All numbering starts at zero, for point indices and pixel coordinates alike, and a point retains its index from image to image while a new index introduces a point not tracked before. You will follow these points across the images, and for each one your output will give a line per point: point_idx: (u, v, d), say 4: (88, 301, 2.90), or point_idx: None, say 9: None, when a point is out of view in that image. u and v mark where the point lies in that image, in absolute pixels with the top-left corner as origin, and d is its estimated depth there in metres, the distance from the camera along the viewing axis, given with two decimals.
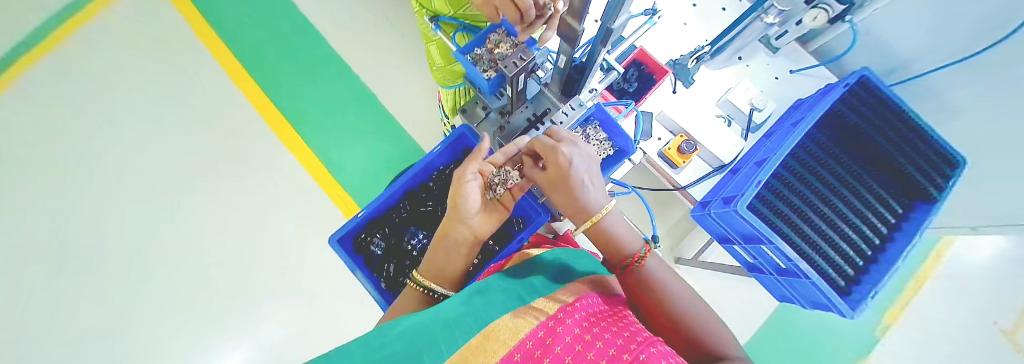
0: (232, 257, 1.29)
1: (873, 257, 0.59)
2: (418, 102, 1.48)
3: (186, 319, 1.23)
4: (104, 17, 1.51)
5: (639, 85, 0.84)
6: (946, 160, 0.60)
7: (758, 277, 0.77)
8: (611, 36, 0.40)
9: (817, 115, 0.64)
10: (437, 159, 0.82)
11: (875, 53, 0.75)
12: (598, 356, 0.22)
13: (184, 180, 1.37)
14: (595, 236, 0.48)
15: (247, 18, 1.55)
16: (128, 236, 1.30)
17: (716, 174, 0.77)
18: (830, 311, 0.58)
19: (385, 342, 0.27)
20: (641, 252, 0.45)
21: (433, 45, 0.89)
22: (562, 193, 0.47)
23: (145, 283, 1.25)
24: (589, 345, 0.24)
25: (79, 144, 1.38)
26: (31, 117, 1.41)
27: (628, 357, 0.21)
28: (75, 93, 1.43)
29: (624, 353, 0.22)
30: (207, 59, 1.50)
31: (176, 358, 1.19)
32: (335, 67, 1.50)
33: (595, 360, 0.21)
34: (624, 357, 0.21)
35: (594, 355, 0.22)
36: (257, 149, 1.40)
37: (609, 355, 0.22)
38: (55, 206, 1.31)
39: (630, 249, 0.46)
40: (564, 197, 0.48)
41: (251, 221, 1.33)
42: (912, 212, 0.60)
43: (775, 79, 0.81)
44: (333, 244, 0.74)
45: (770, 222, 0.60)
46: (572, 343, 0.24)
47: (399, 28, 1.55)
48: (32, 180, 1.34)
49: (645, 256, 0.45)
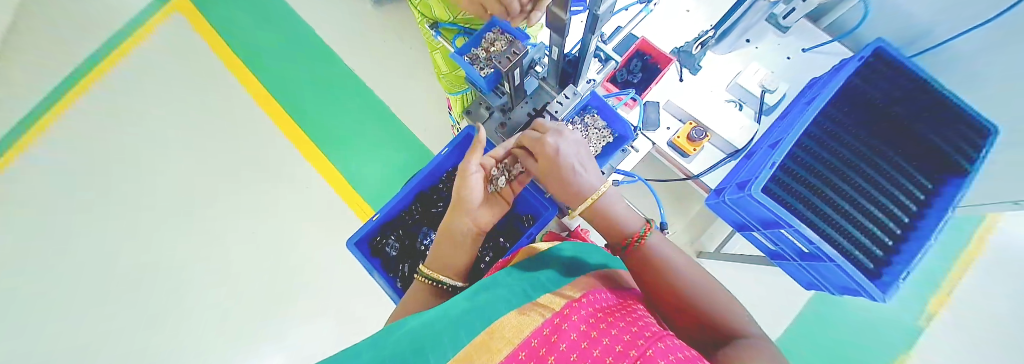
0: (262, 265, 1.38)
1: (904, 235, 0.55)
2: (429, 108, 1.53)
3: (223, 325, 1.32)
4: (143, 50, 1.65)
5: (643, 76, 0.83)
6: (975, 129, 0.57)
7: (782, 265, 0.74)
8: (599, 22, 0.41)
9: (830, 93, 0.63)
10: (445, 161, 0.85)
11: (894, 23, 0.72)
12: (604, 353, 0.21)
13: (215, 196, 1.46)
14: (594, 215, 0.52)
15: (266, 39, 1.64)
16: (170, 250, 1.41)
17: (730, 160, 0.75)
18: (860, 296, 0.55)
19: (395, 341, 0.28)
20: (642, 232, 0.47)
21: (436, 54, 0.92)
22: (557, 179, 0.52)
23: (189, 291, 1.37)
24: (594, 342, 0.23)
25: (124, 168, 1.52)
26: (79, 145, 1.54)
27: (635, 353, 0.20)
28: (119, 122, 1.57)
29: (630, 350, 0.21)
30: (231, 80, 1.60)
31: (218, 360, 1.29)
32: (348, 81, 1.57)
33: (600, 357, 0.21)
34: (630, 354, 0.20)
35: (599, 352, 0.22)
36: (280, 162, 1.49)
37: (614, 352, 0.21)
38: (109, 228, 1.44)
39: (630, 229, 0.49)
40: (558, 183, 0.52)
41: (277, 231, 1.41)
42: (943, 186, 0.56)
43: (786, 59, 0.78)
44: (350, 247, 0.78)
45: (788, 203, 0.59)
46: (578, 341, 0.24)
47: (407, 41, 1.62)
48: (83, 202, 1.47)
49: (644, 234, 0.47)
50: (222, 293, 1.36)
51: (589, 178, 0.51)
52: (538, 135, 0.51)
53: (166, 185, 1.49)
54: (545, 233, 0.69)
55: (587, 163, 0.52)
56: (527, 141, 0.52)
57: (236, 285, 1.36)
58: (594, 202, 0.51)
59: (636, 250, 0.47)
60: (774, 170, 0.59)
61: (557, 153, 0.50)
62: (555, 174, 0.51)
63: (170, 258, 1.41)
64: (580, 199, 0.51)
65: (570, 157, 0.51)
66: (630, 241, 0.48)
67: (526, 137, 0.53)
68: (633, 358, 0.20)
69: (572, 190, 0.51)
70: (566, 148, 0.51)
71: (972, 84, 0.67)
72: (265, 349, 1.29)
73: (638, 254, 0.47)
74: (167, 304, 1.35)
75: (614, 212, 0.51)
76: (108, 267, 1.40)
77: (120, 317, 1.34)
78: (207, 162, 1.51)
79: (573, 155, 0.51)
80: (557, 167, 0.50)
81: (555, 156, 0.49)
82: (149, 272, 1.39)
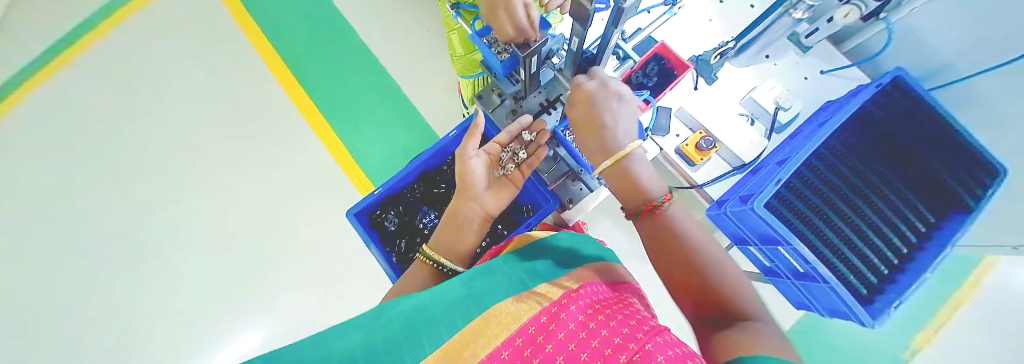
0: (256, 232, 1.38)
1: (900, 266, 0.56)
2: (438, 92, 1.52)
3: (212, 285, 1.33)
4: (159, 4, 1.64)
5: (658, 80, 0.79)
6: (985, 169, 0.56)
7: (775, 283, 0.74)
8: (624, 16, 0.40)
9: (843, 117, 0.62)
10: (451, 144, 0.85)
11: (917, 53, 0.71)
12: (602, 345, 0.21)
13: (216, 157, 1.46)
14: (619, 179, 0.47)
15: (282, 5, 1.63)
16: (167, 206, 1.42)
17: (736, 174, 0.74)
18: (849, 321, 0.55)
19: (389, 322, 0.28)
20: (662, 199, 0.44)
21: (454, 34, 0.91)
22: (589, 131, 0.49)
23: (181, 249, 1.37)
24: (593, 333, 0.23)
25: (129, 121, 1.52)
26: (85, 93, 1.54)
27: (634, 346, 0.20)
28: (128, 75, 1.57)
29: (629, 343, 0.21)
30: (244, 44, 1.59)
31: (203, 319, 1.30)
32: (361, 57, 1.57)
33: (599, 348, 0.21)
34: (629, 347, 0.20)
35: (598, 343, 0.22)
36: (285, 131, 1.48)
37: (613, 344, 0.21)
38: (113, 179, 1.45)
39: (653, 195, 0.46)
40: (589, 136, 0.50)
41: (275, 199, 1.41)
42: (946, 221, 0.56)
43: (803, 79, 0.77)
44: (349, 217, 0.78)
45: (789, 223, 0.59)
46: (576, 331, 0.24)
47: (425, 23, 1.60)
48: (85, 150, 1.48)
49: (667, 201, 0.44)
50: (217, 254, 1.36)
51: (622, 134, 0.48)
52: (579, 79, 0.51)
53: (172, 142, 1.49)
54: (543, 224, 0.69)
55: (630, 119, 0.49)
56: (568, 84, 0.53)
57: (232, 248, 1.37)
58: (617, 162, 0.46)
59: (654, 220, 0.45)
60: (779, 188, 0.59)
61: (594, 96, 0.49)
62: (588, 117, 0.49)
63: (166, 215, 1.41)
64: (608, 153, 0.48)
65: (609, 106, 0.48)
66: (651, 206, 0.45)
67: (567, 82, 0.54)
68: (631, 351, 0.20)
69: (602, 145, 0.49)
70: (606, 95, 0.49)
71: (986, 123, 0.67)
72: (255, 314, 1.30)
73: (656, 222, 0.45)
74: (160, 262, 1.36)
75: (641, 176, 0.47)
76: (109, 218, 1.41)
77: (110, 267, 1.35)
78: (211, 122, 1.50)
79: (615, 106, 0.49)
80: (592, 110, 0.48)
81: (591, 98, 0.48)
82: (144, 226, 1.40)
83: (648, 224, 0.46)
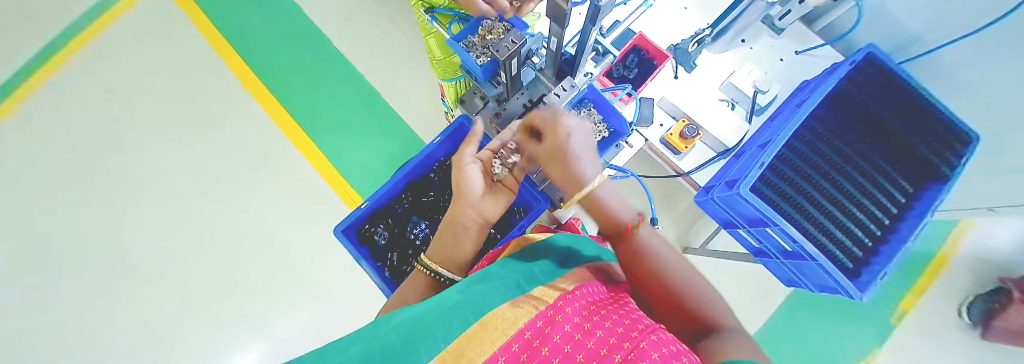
0: (243, 253, 1.34)
1: (883, 237, 0.57)
2: (422, 97, 1.50)
3: (201, 312, 1.29)
4: (120, 24, 1.56)
5: (639, 72, 0.80)
6: (957, 137, 0.59)
7: (764, 263, 0.76)
8: (601, 14, 0.40)
9: (820, 96, 0.64)
10: (438, 150, 0.84)
11: (885, 29, 0.73)
12: (597, 345, 0.21)
13: (194, 181, 1.41)
14: (588, 206, 0.52)
15: (252, 19, 1.57)
16: (145, 235, 1.36)
17: (721, 158, 0.76)
18: (838, 295, 0.57)
19: (385, 332, 0.28)
20: (633, 223, 0.47)
21: (431, 39, 0.90)
22: (560, 165, 0.52)
23: (165, 277, 1.32)
24: (588, 334, 0.23)
25: (96, 148, 1.45)
26: (47, 124, 1.47)
27: (629, 345, 0.20)
28: (91, 101, 1.50)
29: (624, 342, 0.21)
30: (215, 62, 1.54)
31: (193, 347, 1.26)
32: (339, 66, 1.53)
33: (594, 348, 0.21)
34: (624, 345, 0.20)
35: (593, 344, 0.22)
36: (266, 147, 1.44)
37: (609, 344, 0.21)
38: (88, 212, 1.38)
39: (624, 218, 0.48)
40: (560, 170, 0.52)
41: (260, 218, 1.37)
42: (923, 191, 0.58)
43: (779, 61, 0.78)
44: (337, 235, 0.77)
45: (774, 202, 0.60)
46: (572, 333, 0.24)
47: (401, 27, 1.57)
48: (52, 183, 1.41)
49: (637, 225, 0.47)
50: (204, 279, 1.32)
51: (589, 167, 0.51)
52: (552, 115, 0.52)
53: (148, 168, 1.43)
54: (536, 226, 0.69)
55: (592, 153, 0.53)
56: (538, 118, 0.53)
57: (221, 274, 1.32)
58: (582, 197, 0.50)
59: (630, 241, 0.46)
60: (763, 171, 0.60)
61: (567, 133, 0.51)
62: (555, 153, 0.52)
63: (145, 243, 1.36)
64: (579, 185, 0.50)
65: (577, 141, 0.52)
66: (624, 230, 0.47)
67: (536, 116, 0.54)
68: (626, 350, 0.20)
69: (571, 176, 0.51)
70: (575, 131, 0.52)
71: (957, 91, 0.68)
72: (248, 336, 1.27)
73: (629, 247, 0.46)
74: (142, 293, 1.31)
75: (608, 204, 0.50)
76: (83, 253, 1.33)
77: (88, 304, 1.29)
78: (186, 144, 1.45)
79: (580, 142, 0.52)
80: (563, 149, 0.51)
81: (564, 135, 0.50)
82: (121, 258, 1.34)
83: (623, 250, 0.47)
